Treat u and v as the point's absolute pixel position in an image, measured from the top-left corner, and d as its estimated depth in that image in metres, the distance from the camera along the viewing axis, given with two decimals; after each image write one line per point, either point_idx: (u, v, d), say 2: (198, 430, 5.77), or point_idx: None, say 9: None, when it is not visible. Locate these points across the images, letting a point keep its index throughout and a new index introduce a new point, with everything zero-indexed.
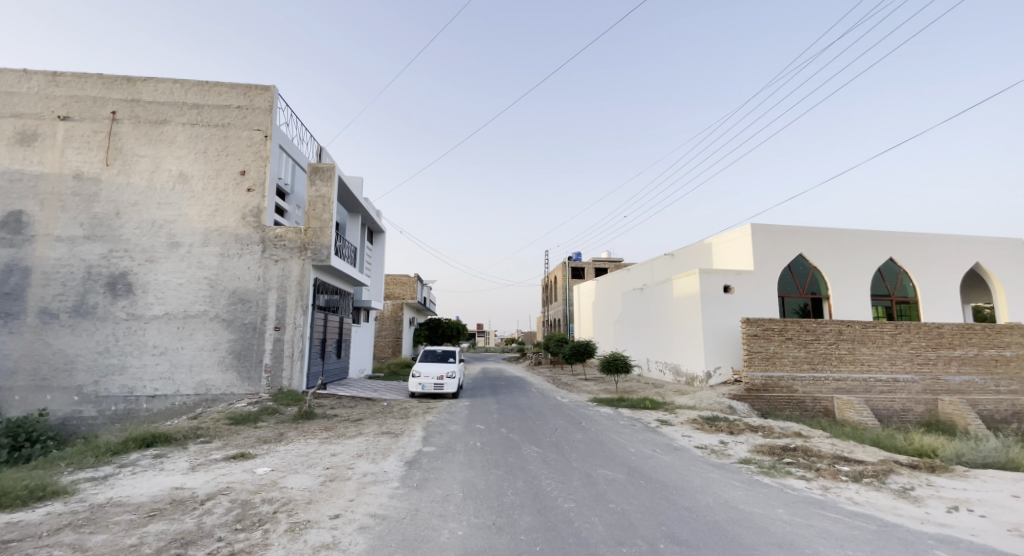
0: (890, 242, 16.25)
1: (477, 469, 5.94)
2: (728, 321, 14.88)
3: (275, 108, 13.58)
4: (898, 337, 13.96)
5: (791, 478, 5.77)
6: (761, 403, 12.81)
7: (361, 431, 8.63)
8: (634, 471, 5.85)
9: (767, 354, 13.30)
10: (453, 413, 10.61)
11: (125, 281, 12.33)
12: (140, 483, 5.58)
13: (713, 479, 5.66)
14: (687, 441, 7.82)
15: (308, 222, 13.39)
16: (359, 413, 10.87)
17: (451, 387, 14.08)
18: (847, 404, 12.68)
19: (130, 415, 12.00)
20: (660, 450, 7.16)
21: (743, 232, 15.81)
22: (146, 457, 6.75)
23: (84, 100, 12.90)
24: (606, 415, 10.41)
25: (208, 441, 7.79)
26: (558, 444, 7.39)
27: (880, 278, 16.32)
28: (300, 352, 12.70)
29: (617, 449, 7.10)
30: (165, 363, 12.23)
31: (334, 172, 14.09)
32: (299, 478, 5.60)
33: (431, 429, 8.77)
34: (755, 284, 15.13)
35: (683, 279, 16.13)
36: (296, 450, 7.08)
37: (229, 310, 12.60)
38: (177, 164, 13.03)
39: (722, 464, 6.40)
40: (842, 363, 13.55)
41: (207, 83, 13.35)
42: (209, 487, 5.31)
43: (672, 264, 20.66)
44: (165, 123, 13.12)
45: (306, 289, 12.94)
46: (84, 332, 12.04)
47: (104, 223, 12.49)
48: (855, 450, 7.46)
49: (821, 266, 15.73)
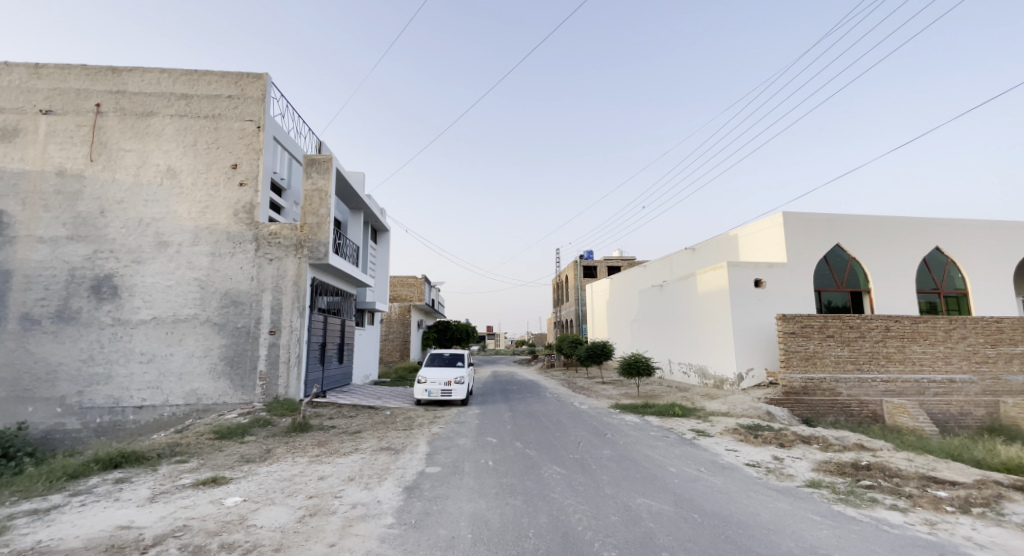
0: (935, 230, 14.90)
1: (489, 498, 4.88)
2: (761, 319, 13.66)
3: (269, 98, 12.73)
4: (952, 334, 12.62)
5: (881, 509, 4.63)
6: (802, 408, 11.62)
7: (357, 447, 7.60)
8: (683, 500, 4.72)
9: (807, 354, 12.07)
10: (462, 424, 9.57)
11: (110, 284, 11.53)
12: (85, 518, 4.62)
13: (782, 510, 4.55)
14: (734, 457, 6.67)
15: (304, 218, 12.46)
16: (358, 424, 9.87)
17: (459, 394, 13.06)
18: (899, 409, 11.49)
19: (116, 428, 11.16)
20: (706, 469, 6.03)
21: (774, 222, 14.61)
22: (105, 483, 5.80)
23: (67, 93, 12.17)
24: (632, 424, 9.29)
25: (183, 461, 6.83)
26: (584, 462, 6.30)
27: (926, 269, 14.94)
28: (297, 358, 11.80)
29: (655, 468, 5.99)
30: (153, 371, 11.38)
31: (331, 165, 13.16)
32: (272, 513, 4.58)
33: (437, 443, 7.73)
34: (790, 277, 13.88)
35: (709, 274, 14.98)
36: (278, 472, 6.07)
37: (221, 314, 11.73)
38: (165, 158, 12.24)
39: (788, 489, 5.23)
40: (891, 362, 12.27)
41: (196, 72, 12.56)
42: (161, 527, 4.32)
43: (694, 259, 19.44)
44: (152, 115, 12.33)
45: (302, 290, 12.03)
46: (66, 339, 11.24)
47: (88, 222, 11.71)
48: (939, 468, 6.25)
49: (860, 256, 14.43)
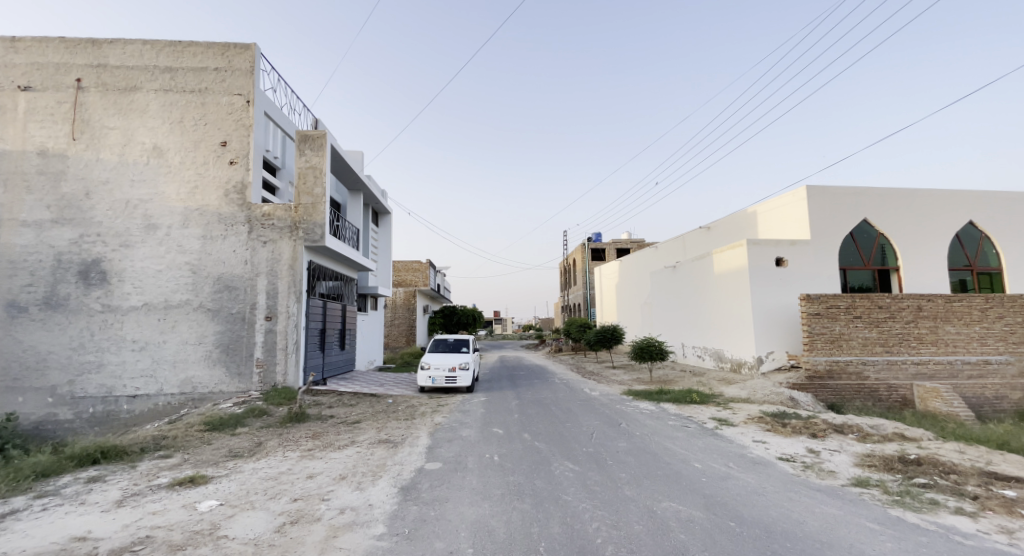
0: (970, 202, 13.94)
1: (493, 501, 4.31)
2: (783, 299, 12.93)
3: (258, 70, 12.00)
4: (989, 313, 11.82)
5: (948, 514, 4.01)
6: (826, 394, 11.00)
7: (354, 440, 7.08)
8: (715, 505, 4.12)
9: (832, 336, 11.35)
10: (467, 413, 9.05)
11: (99, 269, 11.03)
12: (41, 526, 4.11)
13: (830, 516, 3.94)
14: (764, 450, 6.06)
15: (298, 198, 11.83)
16: (358, 414, 9.37)
17: (464, 381, 12.53)
18: (931, 393, 10.82)
19: (110, 418, 10.81)
20: (736, 465, 5.41)
21: (796, 196, 13.76)
22: (76, 483, 5.32)
23: (46, 68, 11.52)
24: (648, 413, 8.68)
25: (167, 456, 6.36)
26: (599, 457, 5.71)
27: (959, 246, 14.05)
28: (295, 344, 11.29)
29: (677, 464, 5.38)
30: (146, 359, 10.95)
31: (326, 141, 12.44)
32: (247, 521, 4.05)
33: (439, 435, 7.18)
34: (814, 255, 13.08)
35: (726, 253, 14.22)
36: (263, 470, 5.55)
37: (215, 299, 11.22)
38: (150, 135, 11.61)
39: (833, 489, 4.60)
40: (923, 344, 11.53)
41: (180, 43, 11.84)
42: (120, 538, 3.79)
43: (708, 239, 18.65)
44: (136, 90, 11.66)
45: (298, 273, 11.44)
46: (55, 327, 10.80)
47: (73, 204, 11.17)
48: (996, 461, 5.61)
49: (889, 233, 13.57)
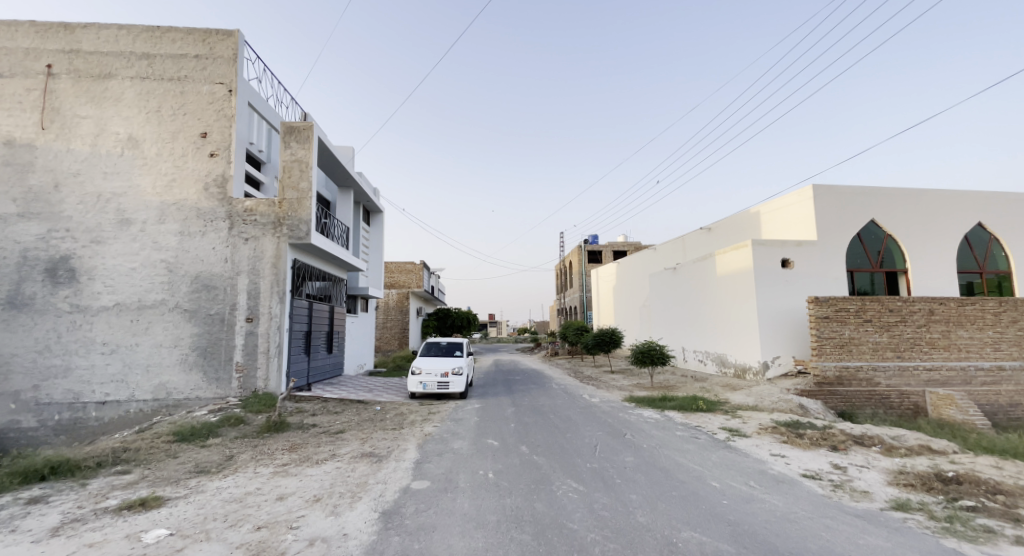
0: (980, 203, 13.57)
1: (487, 531, 3.72)
2: (789, 302, 12.46)
3: (242, 58, 11.41)
4: (1003, 317, 11.42)
5: (1014, 547, 3.45)
6: (836, 401, 10.37)
7: (336, 453, 6.47)
8: (744, 536, 3.56)
9: (842, 340, 10.89)
10: (460, 422, 8.45)
11: (67, 267, 10.34)
12: None
13: (878, 549, 3.39)
14: (785, 465, 5.52)
15: (282, 193, 11.21)
16: (342, 423, 8.74)
17: (457, 387, 11.92)
18: (944, 400, 10.32)
19: (77, 426, 10.09)
20: (758, 483, 4.86)
21: (802, 196, 13.35)
22: (13, 505, 4.67)
23: (15, 53, 10.84)
24: (653, 423, 8.12)
25: (124, 473, 5.71)
26: (604, 475, 5.14)
27: (967, 248, 13.66)
28: (277, 347, 10.63)
29: (693, 483, 4.82)
30: (117, 363, 10.26)
31: (313, 133, 11.83)
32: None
33: (429, 448, 6.58)
34: (821, 257, 12.62)
35: (731, 254, 13.73)
36: (228, 490, 4.92)
37: (192, 299, 10.56)
38: (125, 125, 10.97)
39: (872, 514, 4.05)
40: (934, 349, 11.11)
41: (158, 29, 11.21)
42: None
43: (709, 240, 18.23)
44: (110, 78, 11.01)
45: (282, 272, 10.81)
46: (19, 328, 10.09)
47: (40, 197, 10.47)
48: None
49: (897, 233, 13.15)
